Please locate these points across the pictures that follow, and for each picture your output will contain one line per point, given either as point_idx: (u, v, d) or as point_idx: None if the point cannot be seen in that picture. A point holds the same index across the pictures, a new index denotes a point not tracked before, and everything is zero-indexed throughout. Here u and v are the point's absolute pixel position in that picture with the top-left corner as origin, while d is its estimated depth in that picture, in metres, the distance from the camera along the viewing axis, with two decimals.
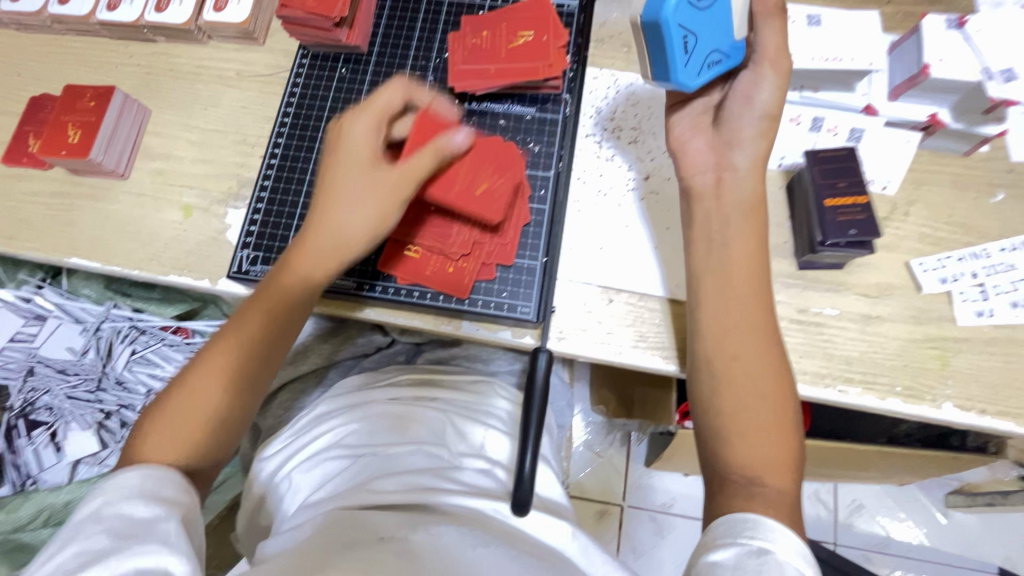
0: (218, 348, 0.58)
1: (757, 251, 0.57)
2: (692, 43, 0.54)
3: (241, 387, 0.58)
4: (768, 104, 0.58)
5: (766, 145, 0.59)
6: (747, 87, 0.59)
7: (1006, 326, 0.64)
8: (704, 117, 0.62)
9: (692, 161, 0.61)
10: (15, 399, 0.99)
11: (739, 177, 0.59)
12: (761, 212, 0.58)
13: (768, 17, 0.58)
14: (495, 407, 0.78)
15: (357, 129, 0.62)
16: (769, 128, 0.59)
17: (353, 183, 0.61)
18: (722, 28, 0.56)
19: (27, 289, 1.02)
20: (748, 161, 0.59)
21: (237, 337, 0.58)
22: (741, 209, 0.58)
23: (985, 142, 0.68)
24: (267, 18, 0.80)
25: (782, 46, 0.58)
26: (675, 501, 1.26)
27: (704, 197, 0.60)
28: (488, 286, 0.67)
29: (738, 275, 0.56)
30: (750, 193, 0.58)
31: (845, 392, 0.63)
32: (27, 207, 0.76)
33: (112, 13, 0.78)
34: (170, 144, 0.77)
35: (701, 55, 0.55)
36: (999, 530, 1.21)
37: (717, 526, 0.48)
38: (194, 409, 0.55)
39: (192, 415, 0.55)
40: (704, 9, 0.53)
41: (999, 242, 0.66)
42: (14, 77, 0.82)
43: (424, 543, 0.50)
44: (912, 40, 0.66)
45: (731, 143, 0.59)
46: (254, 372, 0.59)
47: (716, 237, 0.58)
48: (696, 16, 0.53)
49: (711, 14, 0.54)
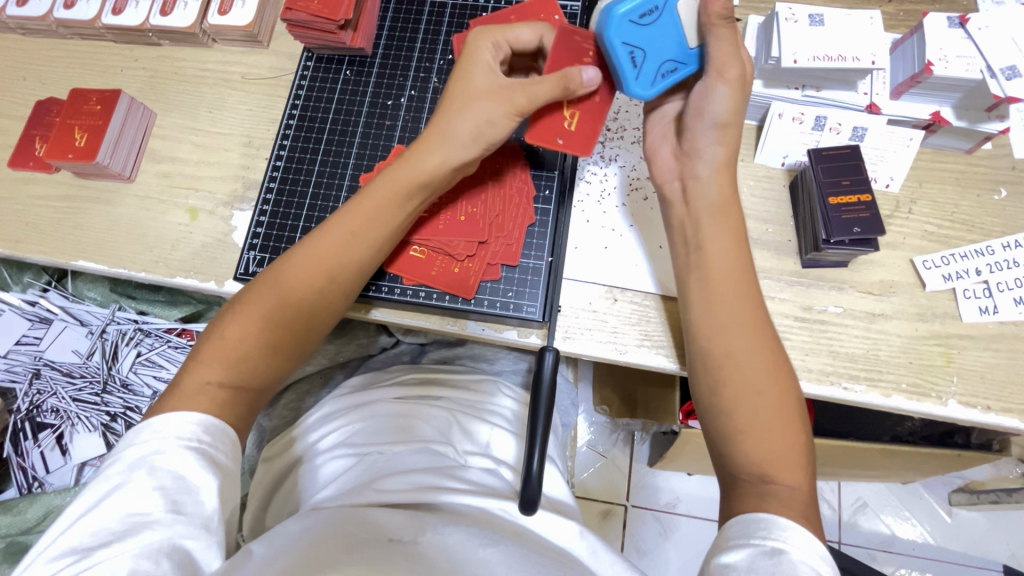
0: (245, 317, 0.56)
1: (738, 251, 0.57)
2: (638, 57, 0.56)
3: (274, 363, 0.57)
4: (719, 114, 0.56)
5: (726, 151, 0.58)
6: (702, 96, 0.57)
7: (1010, 323, 0.64)
8: (672, 124, 0.62)
9: (661, 168, 0.62)
10: (22, 402, 1.02)
11: (703, 183, 0.58)
12: (734, 212, 0.58)
13: (711, 26, 0.54)
14: (500, 406, 0.79)
15: (443, 127, 0.59)
16: (724, 135, 0.57)
17: (443, 131, 0.60)
18: (674, 36, 0.56)
19: (32, 292, 1.02)
20: (708, 168, 0.58)
21: (269, 308, 0.57)
22: (711, 209, 0.57)
23: (987, 140, 0.68)
24: (271, 19, 0.80)
25: (733, 53, 0.54)
26: (680, 500, 1.26)
27: (675, 203, 0.60)
28: (494, 286, 0.67)
29: (723, 275, 0.56)
30: (716, 196, 0.58)
31: (850, 390, 0.64)
32: (34, 211, 0.76)
33: (117, 17, 0.79)
34: (176, 147, 0.78)
35: (653, 66, 0.56)
36: (1004, 528, 1.21)
37: (732, 527, 0.48)
38: (224, 372, 0.54)
39: (229, 360, 0.55)
40: (650, 23, 0.55)
41: (1003, 239, 0.66)
42: (21, 81, 0.82)
43: (433, 542, 0.50)
44: (914, 38, 0.66)
45: (692, 153, 0.59)
46: (285, 350, 0.57)
47: (695, 241, 0.58)
48: (641, 32, 0.55)
49: (662, 25, 0.55)
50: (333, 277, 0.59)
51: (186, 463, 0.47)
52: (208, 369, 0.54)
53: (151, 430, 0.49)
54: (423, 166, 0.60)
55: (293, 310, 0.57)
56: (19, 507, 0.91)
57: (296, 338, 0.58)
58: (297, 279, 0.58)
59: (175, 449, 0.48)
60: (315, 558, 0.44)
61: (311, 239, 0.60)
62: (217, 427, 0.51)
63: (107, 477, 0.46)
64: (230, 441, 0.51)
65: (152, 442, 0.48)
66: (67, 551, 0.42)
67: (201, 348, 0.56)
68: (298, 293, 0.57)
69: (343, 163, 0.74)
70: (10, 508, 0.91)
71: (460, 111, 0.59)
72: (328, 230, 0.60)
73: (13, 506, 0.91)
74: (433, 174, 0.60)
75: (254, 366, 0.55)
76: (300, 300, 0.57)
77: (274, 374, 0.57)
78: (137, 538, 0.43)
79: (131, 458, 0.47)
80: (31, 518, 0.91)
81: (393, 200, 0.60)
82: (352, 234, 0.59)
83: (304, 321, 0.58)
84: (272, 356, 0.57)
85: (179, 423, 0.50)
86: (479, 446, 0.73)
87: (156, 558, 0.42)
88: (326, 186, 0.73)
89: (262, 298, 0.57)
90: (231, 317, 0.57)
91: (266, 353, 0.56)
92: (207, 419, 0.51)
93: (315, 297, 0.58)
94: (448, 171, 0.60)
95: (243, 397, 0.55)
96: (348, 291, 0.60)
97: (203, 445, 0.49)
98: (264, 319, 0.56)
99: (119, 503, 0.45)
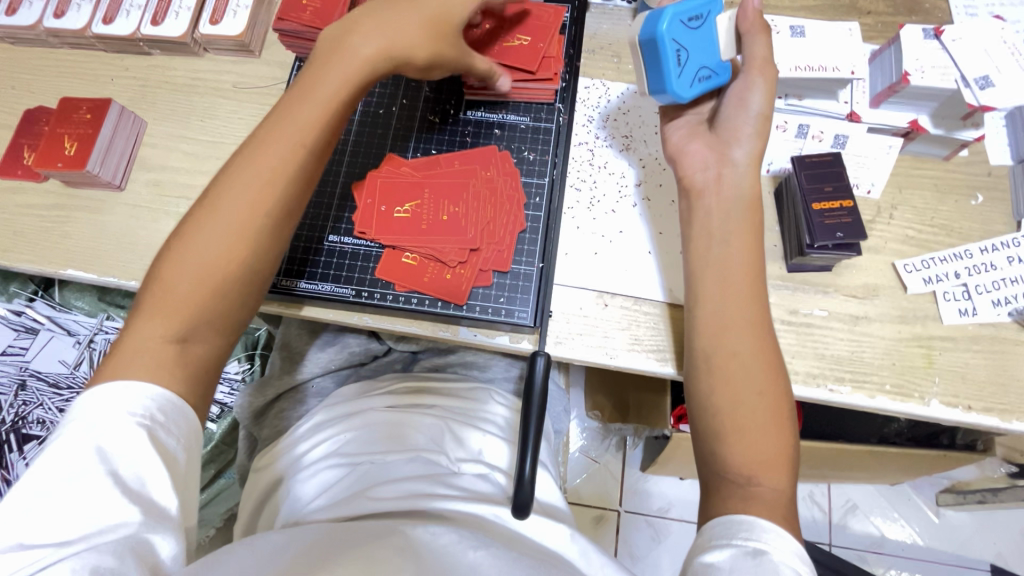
0: (176, 265, 0.53)
1: (753, 250, 0.58)
2: (685, 56, 0.59)
3: (237, 289, 0.54)
4: (761, 107, 0.59)
5: (760, 144, 0.60)
6: (740, 92, 0.60)
7: (989, 324, 0.66)
8: (699, 125, 0.64)
9: (692, 162, 0.62)
10: (7, 413, 1.01)
11: (738, 172, 0.60)
12: (758, 209, 0.59)
13: (750, 32, 0.58)
14: (491, 413, 0.79)
15: (348, 41, 0.61)
16: (763, 127, 0.60)
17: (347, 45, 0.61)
18: (712, 47, 0.60)
19: (18, 301, 1.01)
20: (745, 161, 0.60)
21: (218, 232, 0.54)
22: (741, 202, 0.59)
23: (964, 147, 0.70)
24: (263, 30, 0.81)
25: (768, 57, 0.59)
26: (672, 505, 1.27)
27: (704, 194, 0.61)
28: (486, 292, 0.68)
29: (737, 274, 0.57)
30: (748, 189, 0.59)
31: (835, 391, 0.65)
32: (22, 220, 0.76)
33: (108, 26, 0.79)
34: (166, 155, 0.78)
35: (692, 68, 0.59)
36: (990, 528, 1.23)
37: (713, 528, 0.49)
38: (168, 322, 0.51)
39: (174, 314, 0.52)
40: (696, 28, 0.59)
41: (980, 243, 0.68)
42: (9, 90, 0.82)
43: (423, 542, 0.50)
44: (891, 50, 0.68)
45: (729, 140, 0.60)
46: (243, 281, 0.54)
47: (716, 236, 0.59)
48: (689, 33, 0.58)
49: (704, 31, 0.59)
50: (275, 197, 0.55)
51: (135, 441, 0.45)
52: (187, 265, 0.53)
53: (96, 406, 0.47)
54: (335, 65, 0.60)
55: (229, 240, 0.54)
56: None
57: (241, 272, 0.54)
58: (235, 203, 0.54)
59: (125, 427, 0.46)
60: (307, 561, 0.45)
61: (240, 159, 0.57)
62: (174, 405, 0.49)
63: (52, 461, 0.44)
64: (187, 424, 0.50)
65: (97, 421, 0.46)
66: (16, 546, 0.40)
67: (144, 299, 0.53)
68: (245, 211, 0.54)
69: (336, 171, 0.74)
70: None
71: (369, 15, 0.62)
72: (261, 149, 0.57)
73: None
74: (346, 68, 0.60)
75: (201, 301, 0.52)
76: (242, 223, 0.54)
77: (225, 309, 0.54)
78: (102, 535, 0.41)
79: (76, 440, 0.45)
80: None
81: (330, 98, 0.59)
82: (274, 148, 0.56)
83: (245, 250, 0.54)
84: (229, 284, 0.54)
85: (128, 398, 0.47)
86: (472, 453, 0.73)
87: (122, 553, 0.41)
88: (319, 194, 0.73)
89: (198, 237, 0.53)
90: (171, 257, 0.53)
91: (210, 286, 0.53)
92: (163, 394, 0.49)
93: (257, 223, 0.55)
94: (357, 63, 0.60)
95: (194, 349, 0.52)
96: (295, 208, 0.58)
97: (156, 423, 0.47)
98: (207, 253, 0.53)
99: (75, 487, 0.43)
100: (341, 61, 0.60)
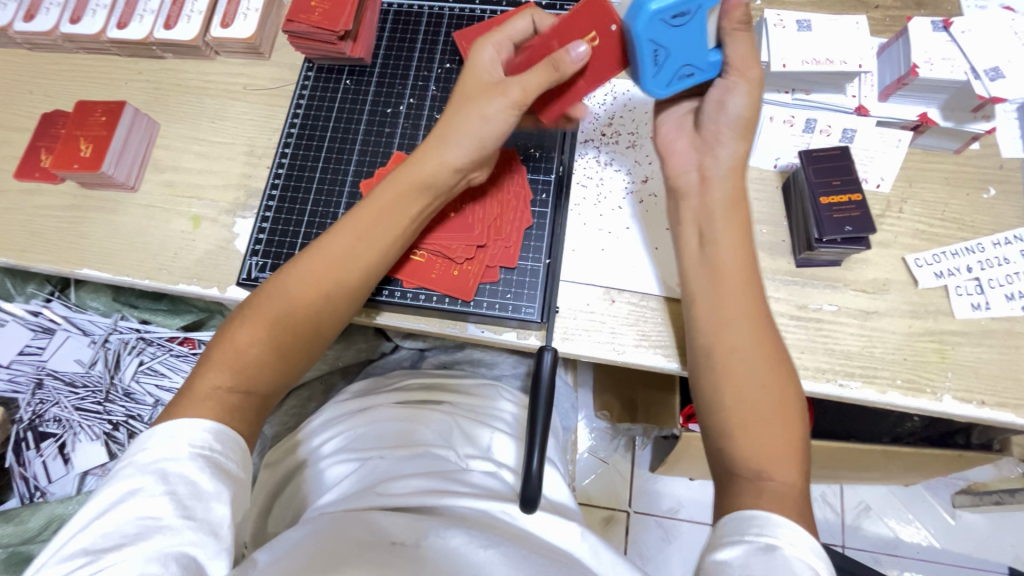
0: (254, 321, 0.56)
1: (744, 250, 0.58)
2: (662, 57, 0.56)
3: (291, 357, 0.57)
4: (741, 110, 0.58)
5: (745, 147, 0.59)
6: (722, 93, 0.59)
7: (1003, 318, 0.65)
8: (688, 118, 0.63)
9: (677, 164, 0.63)
10: (24, 412, 1.03)
11: (718, 171, 0.60)
12: (744, 208, 0.59)
13: (731, 31, 0.56)
14: (501, 410, 0.79)
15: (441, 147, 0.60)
16: (746, 131, 0.59)
17: (445, 133, 0.60)
18: (698, 42, 0.56)
19: (35, 302, 1.03)
20: (727, 164, 0.59)
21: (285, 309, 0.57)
22: (727, 202, 0.59)
23: (975, 139, 0.70)
24: (273, 33, 0.82)
25: (750, 56, 0.57)
26: (682, 506, 1.26)
27: (689, 196, 0.61)
28: (493, 288, 0.68)
29: (731, 274, 0.57)
30: (732, 190, 0.59)
31: (846, 387, 0.64)
32: (40, 220, 0.77)
33: (122, 31, 0.81)
34: (178, 156, 0.79)
35: (673, 67, 0.57)
36: (1008, 530, 1.21)
37: (727, 523, 0.49)
38: (230, 373, 0.54)
39: (236, 368, 0.54)
40: (680, 25, 0.54)
41: (993, 236, 0.67)
42: (27, 94, 0.84)
43: (435, 545, 0.50)
44: (899, 42, 0.68)
45: (711, 142, 0.60)
46: (296, 349, 0.57)
47: (705, 238, 0.59)
48: (670, 31, 0.54)
49: (691, 28, 0.54)
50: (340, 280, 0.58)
51: (189, 468, 0.47)
52: (253, 329, 0.56)
53: (164, 433, 0.48)
54: (424, 165, 0.61)
55: (298, 313, 0.57)
56: (21, 517, 0.91)
57: (301, 343, 0.57)
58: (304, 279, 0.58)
59: (185, 454, 0.47)
60: (323, 561, 0.45)
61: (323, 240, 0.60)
62: (228, 435, 0.50)
63: (119, 482, 0.46)
64: (240, 451, 0.51)
65: (161, 449, 0.47)
66: (78, 551, 0.42)
67: (210, 350, 0.56)
68: (310, 291, 0.57)
69: (343, 172, 0.75)
70: (13, 517, 0.91)
71: (461, 110, 0.60)
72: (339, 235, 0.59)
73: (15, 516, 0.91)
74: (434, 175, 0.60)
75: (263, 367, 0.55)
76: (311, 302, 0.57)
77: (282, 377, 0.57)
78: (149, 543, 0.42)
79: (144, 461, 0.47)
80: (31, 527, 0.90)
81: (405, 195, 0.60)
82: (355, 235, 0.59)
83: (310, 325, 0.57)
84: (282, 357, 0.56)
85: (190, 430, 0.49)
86: (482, 450, 0.73)
87: (165, 562, 0.42)
88: (327, 195, 0.74)
89: (268, 307, 0.57)
90: (240, 321, 0.57)
91: (270, 354, 0.56)
92: (218, 426, 0.50)
93: (320, 300, 0.58)
94: (447, 172, 0.60)
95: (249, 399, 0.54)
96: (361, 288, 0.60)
97: (214, 453, 0.48)
98: (270, 322, 0.56)
99: (130, 507, 0.44)
100: (428, 161, 0.60)
